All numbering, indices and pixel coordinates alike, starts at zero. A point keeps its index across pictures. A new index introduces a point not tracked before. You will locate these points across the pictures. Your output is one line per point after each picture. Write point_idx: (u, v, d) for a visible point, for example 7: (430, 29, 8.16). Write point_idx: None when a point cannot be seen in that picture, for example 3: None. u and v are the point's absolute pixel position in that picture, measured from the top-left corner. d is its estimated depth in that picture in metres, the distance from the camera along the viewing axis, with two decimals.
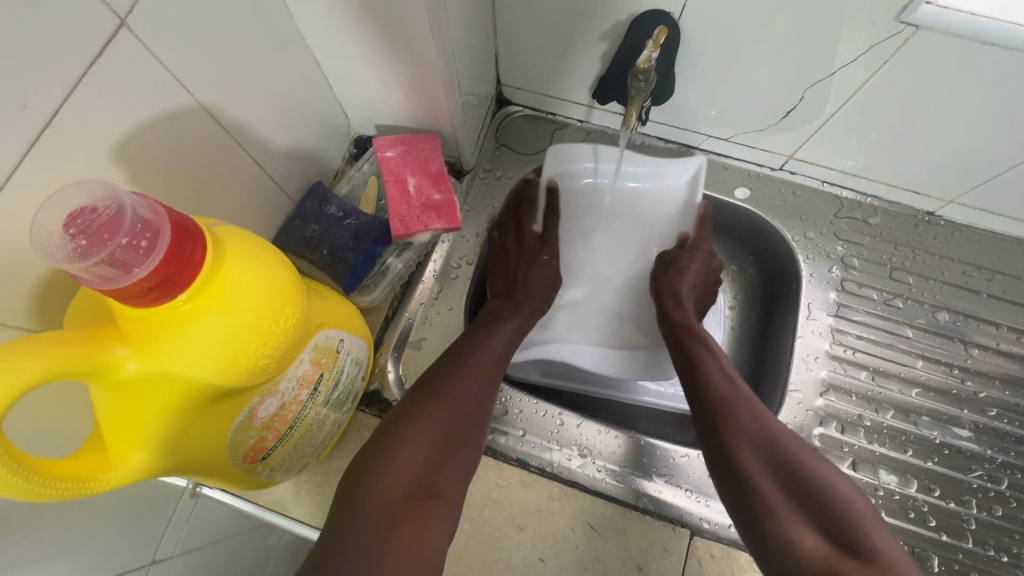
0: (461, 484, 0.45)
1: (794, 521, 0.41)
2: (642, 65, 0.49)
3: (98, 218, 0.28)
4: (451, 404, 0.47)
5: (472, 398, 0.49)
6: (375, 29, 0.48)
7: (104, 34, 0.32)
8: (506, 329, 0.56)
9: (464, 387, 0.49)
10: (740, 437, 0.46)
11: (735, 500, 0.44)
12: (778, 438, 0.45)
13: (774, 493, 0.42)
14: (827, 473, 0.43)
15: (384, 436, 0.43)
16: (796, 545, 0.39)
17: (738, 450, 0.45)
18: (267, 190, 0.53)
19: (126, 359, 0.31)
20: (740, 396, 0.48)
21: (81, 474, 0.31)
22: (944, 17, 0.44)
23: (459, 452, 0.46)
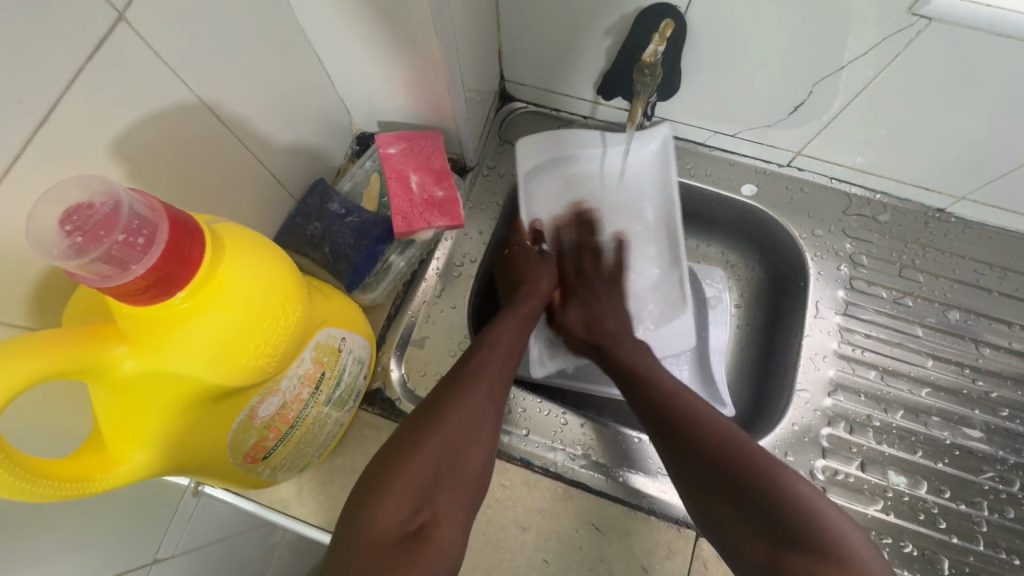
0: (470, 508, 0.44)
1: (744, 531, 0.42)
2: (648, 59, 0.50)
3: (94, 215, 0.27)
4: (452, 427, 0.45)
5: (475, 417, 0.47)
6: (377, 23, 0.47)
7: (101, 28, 0.32)
8: (506, 340, 0.54)
9: (464, 407, 0.47)
10: (684, 455, 0.47)
11: (696, 512, 0.46)
12: (715, 447, 0.45)
13: (721, 507, 0.44)
14: (770, 470, 0.43)
15: (384, 468, 0.42)
16: (749, 556, 0.41)
17: (683, 468, 0.47)
18: (268, 187, 0.53)
19: (126, 357, 0.30)
20: (675, 414, 0.49)
21: (81, 475, 0.31)
22: (959, 9, 0.43)
23: (462, 476, 0.44)
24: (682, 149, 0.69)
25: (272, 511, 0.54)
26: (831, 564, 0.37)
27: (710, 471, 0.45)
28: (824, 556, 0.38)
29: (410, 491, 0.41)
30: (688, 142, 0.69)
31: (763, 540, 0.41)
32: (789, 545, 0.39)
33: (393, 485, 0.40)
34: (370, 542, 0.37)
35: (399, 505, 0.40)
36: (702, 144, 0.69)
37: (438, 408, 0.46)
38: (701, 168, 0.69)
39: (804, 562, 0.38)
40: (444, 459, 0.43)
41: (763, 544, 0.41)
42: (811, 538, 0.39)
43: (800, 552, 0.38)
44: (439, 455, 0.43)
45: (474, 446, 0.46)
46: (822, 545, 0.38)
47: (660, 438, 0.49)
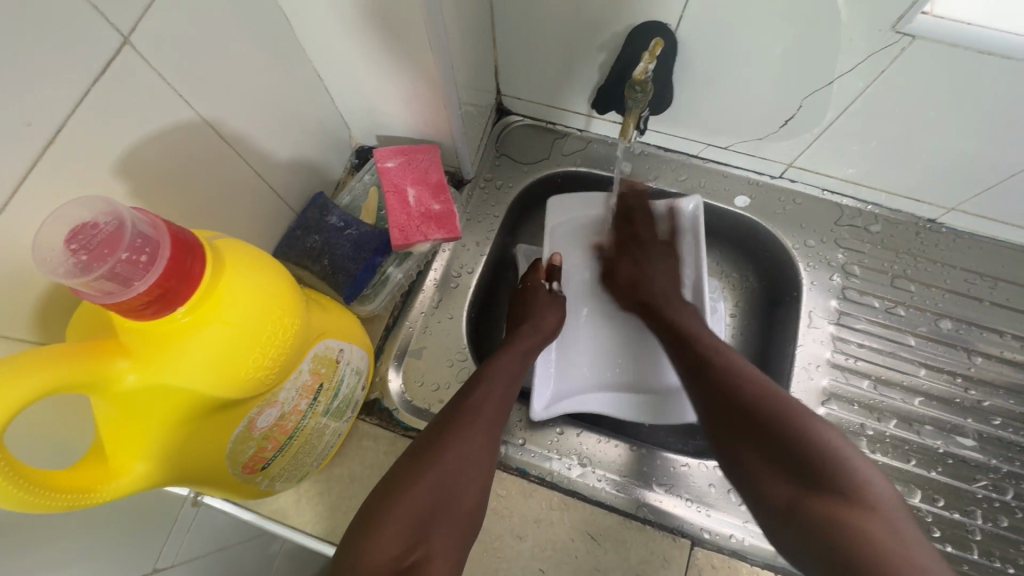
0: (464, 547, 0.43)
1: (769, 474, 0.43)
2: (639, 77, 0.51)
3: (98, 233, 0.28)
4: (448, 465, 0.45)
5: (471, 453, 0.47)
6: (376, 42, 0.49)
7: (108, 52, 0.33)
8: (505, 378, 0.54)
9: (460, 443, 0.47)
10: (717, 406, 0.48)
11: (725, 459, 0.47)
12: (751, 395, 0.46)
13: (749, 452, 0.44)
14: (811, 422, 0.43)
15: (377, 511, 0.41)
16: (772, 499, 0.42)
17: (717, 415, 0.48)
18: (269, 201, 0.54)
19: (126, 371, 0.31)
20: (718, 367, 0.50)
21: (81, 486, 0.32)
22: (940, 27, 0.44)
23: (458, 514, 0.44)
24: (676, 162, 0.71)
25: (270, 521, 0.54)
26: (856, 507, 0.37)
27: (745, 418, 0.46)
28: (847, 497, 0.38)
29: (405, 530, 0.40)
30: (682, 155, 0.70)
31: (788, 481, 0.41)
32: (814, 486, 0.40)
33: (386, 526, 0.40)
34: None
35: (393, 544, 0.39)
36: (695, 157, 0.70)
37: (429, 450, 0.46)
38: (695, 180, 0.70)
39: (827, 502, 0.38)
40: (440, 497, 0.43)
41: (786, 485, 0.41)
42: (836, 479, 0.39)
43: (824, 493, 0.39)
44: (434, 494, 0.43)
45: (471, 481, 0.46)
46: (847, 489, 0.38)
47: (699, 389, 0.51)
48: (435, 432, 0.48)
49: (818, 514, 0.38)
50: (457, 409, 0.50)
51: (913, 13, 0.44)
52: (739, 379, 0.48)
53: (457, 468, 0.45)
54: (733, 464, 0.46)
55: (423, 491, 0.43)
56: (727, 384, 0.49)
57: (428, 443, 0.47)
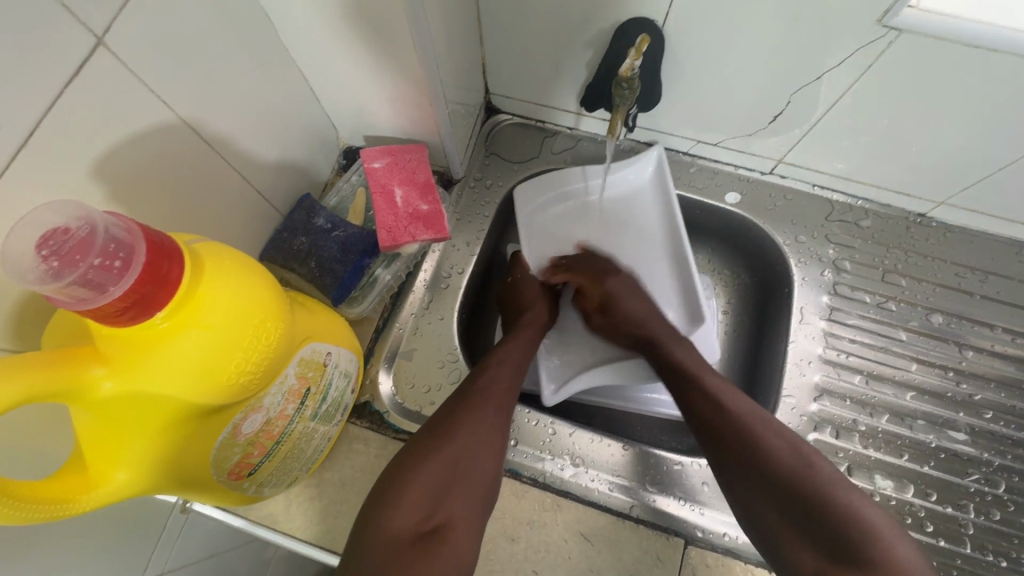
0: (483, 513, 0.45)
1: (797, 543, 0.42)
2: (625, 73, 0.51)
3: (70, 239, 0.27)
4: (461, 441, 0.46)
5: (487, 430, 0.47)
6: (359, 41, 0.48)
7: (82, 53, 0.33)
8: (512, 362, 0.55)
9: (474, 419, 0.47)
10: (739, 468, 0.47)
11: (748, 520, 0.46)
12: (770, 458, 0.45)
13: (774, 516, 0.44)
14: (841, 494, 0.43)
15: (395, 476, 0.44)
16: (798, 564, 0.42)
17: (733, 473, 0.47)
18: (254, 203, 0.53)
19: (103, 378, 0.30)
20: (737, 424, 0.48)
21: (58, 496, 0.31)
22: (928, 20, 0.44)
23: (476, 483, 0.45)
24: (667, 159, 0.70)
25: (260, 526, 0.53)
26: None
27: (765, 482, 0.45)
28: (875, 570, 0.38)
29: (422, 497, 0.42)
30: (673, 152, 0.70)
31: (813, 551, 0.41)
32: (845, 563, 0.39)
33: (405, 493, 0.42)
34: (385, 545, 0.40)
35: (411, 512, 0.41)
36: (686, 154, 0.70)
37: (446, 424, 0.47)
38: (685, 177, 0.70)
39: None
40: (455, 469, 0.44)
41: (811, 553, 0.41)
42: (864, 551, 0.39)
43: (852, 566, 0.39)
44: (449, 466, 0.45)
45: (486, 454, 0.47)
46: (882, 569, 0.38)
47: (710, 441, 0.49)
48: (451, 408, 0.49)
49: None
50: (471, 387, 0.50)
51: (900, 7, 0.44)
52: (758, 441, 0.47)
53: (470, 442, 0.46)
54: (751, 521, 0.46)
55: (438, 463, 0.44)
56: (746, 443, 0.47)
57: (446, 415, 0.48)
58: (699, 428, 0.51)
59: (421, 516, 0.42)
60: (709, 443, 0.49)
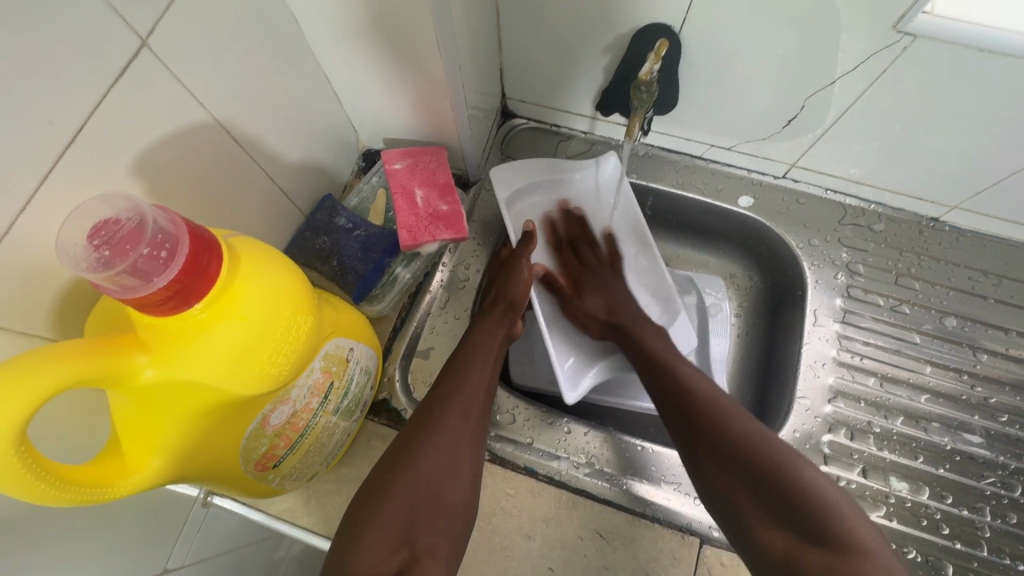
0: (453, 541, 0.45)
1: (762, 519, 0.42)
2: (644, 76, 0.52)
3: (120, 230, 0.29)
4: (427, 475, 0.45)
5: (448, 450, 0.47)
6: (384, 46, 0.49)
7: (126, 55, 0.34)
8: (481, 364, 0.54)
9: (436, 448, 0.47)
10: (705, 444, 0.47)
11: (712, 501, 0.46)
12: (739, 431, 0.46)
13: (738, 494, 0.44)
14: (804, 469, 0.43)
15: (358, 515, 0.42)
16: (767, 546, 0.41)
17: (697, 453, 0.47)
18: (278, 203, 0.54)
19: (146, 366, 0.32)
20: (704, 401, 0.49)
21: (100, 481, 0.32)
22: (943, 26, 0.45)
23: (441, 511, 0.45)
24: (680, 163, 0.71)
25: (280, 521, 0.54)
26: (852, 558, 0.37)
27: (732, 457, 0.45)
28: (844, 551, 0.38)
29: (387, 536, 0.41)
30: (686, 157, 0.71)
31: (783, 531, 0.41)
32: (811, 540, 0.39)
33: (370, 533, 0.41)
34: None
35: (383, 553, 0.40)
36: (699, 158, 0.71)
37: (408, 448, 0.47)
38: (698, 182, 0.70)
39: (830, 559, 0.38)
40: (419, 504, 0.44)
41: (780, 532, 0.41)
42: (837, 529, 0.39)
43: (820, 547, 0.39)
44: (412, 501, 0.44)
45: (453, 478, 0.47)
46: (842, 540, 0.38)
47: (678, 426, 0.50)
48: (412, 426, 0.49)
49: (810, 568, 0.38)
50: (431, 404, 0.50)
51: (915, 13, 0.44)
52: (724, 417, 0.47)
53: (430, 476, 0.45)
54: (720, 505, 0.45)
55: (400, 503, 0.43)
56: (711, 419, 0.48)
57: (398, 449, 0.47)
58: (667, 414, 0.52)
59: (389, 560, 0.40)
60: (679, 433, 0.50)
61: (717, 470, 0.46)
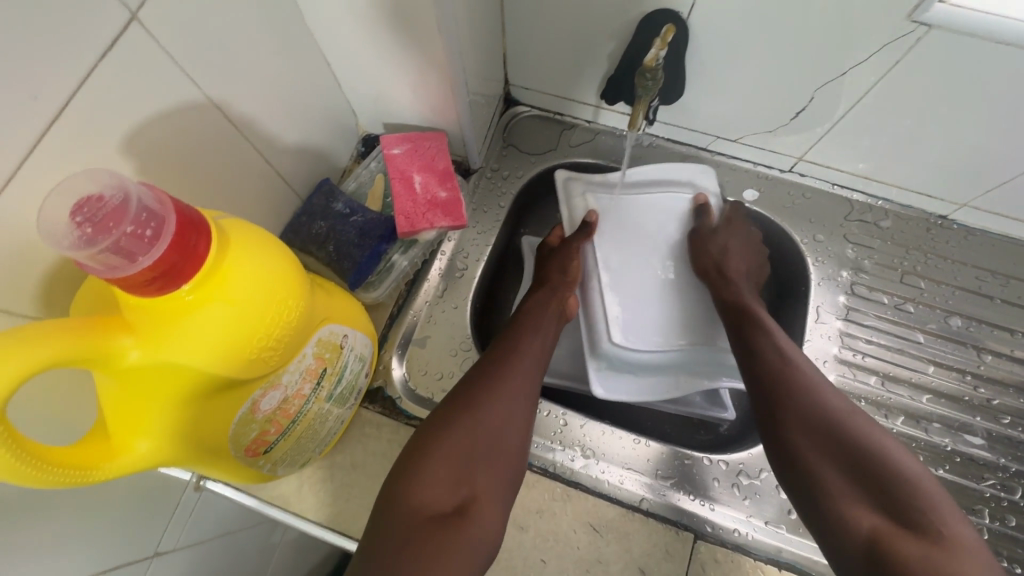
0: (509, 486, 0.46)
1: (851, 501, 0.41)
2: (649, 64, 0.51)
3: (104, 207, 0.28)
4: (485, 425, 0.46)
5: (512, 401, 0.48)
6: (384, 27, 0.48)
7: (115, 29, 0.33)
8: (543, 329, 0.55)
9: (499, 400, 0.47)
10: (793, 420, 0.46)
11: (792, 479, 0.45)
12: (834, 416, 0.45)
13: (826, 471, 0.43)
14: (898, 458, 0.42)
15: (418, 454, 0.43)
16: (852, 528, 0.40)
17: (788, 425, 0.46)
18: (275, 186, 0.54)
19: (130, 347, 0.31)
20: (799, 378, 0.49)
21: (83, 463, 0.32)
22: (958, 16, 0.43)
23: (500, 456, 0.46)
24: (685, 154, 0.70)
25: (272, 506, 0.54)
26: (946, 547, 0.36)
27: (826, 435, 0.44)
28: (940, 542, 0.37)
29: (447, 475, 0.43)
30: (692, 148, 0.70)
31: (874, 515, 0.40)
32: (908, 529, 0.38)
33: (428, 467, 0.42)
34: (414, 519, 0.40)
35: (437, 494, 0.41)
36: (704, 150, 0.69)
37: (476, 398, 0.47)
38: None
39: (919, 544, 0.37)
40: (477, 447, 0.45)
41: (869, 517, 0.40)
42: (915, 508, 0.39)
43: (915, 535, 0.37)
44: (469, 442, 0.44)
45: (512, 428, 0.47)
46: (935, 532, 0.37)
47: (767, 403, 0.49)
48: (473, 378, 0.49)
49: (903, 553, 0.37)
50: (497, 355, 0.51)
51: (931, 2, 0.43)
52: (821, 397, 0.47)
53: (496, 424, 0.46)
54: (805, 487, 0.44)
55: (459, 445, 0.44)
56: (805, 394, 0.47)
57: (461, 396, 0.47)
58: (758, 400, 0.50)
59: (445, 499, 0.41)
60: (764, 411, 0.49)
61: (806, 449, 0.45)
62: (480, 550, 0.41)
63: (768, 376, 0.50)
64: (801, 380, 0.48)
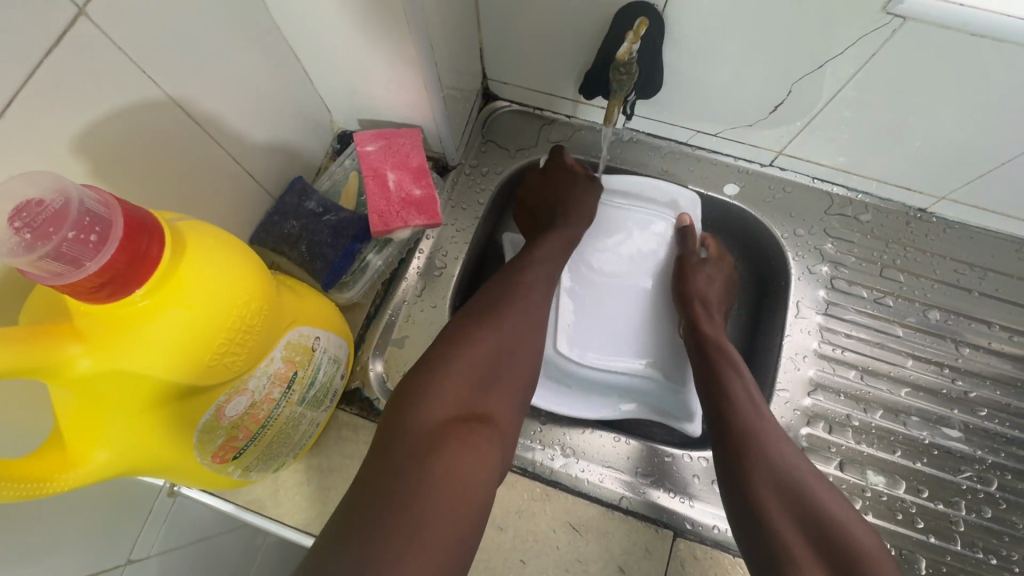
0: (520, 399, 0.49)
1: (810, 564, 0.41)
2: (622, 57, 0.51)
3: (44, 211, 0.27)
4: (500, 343, 0.49)
5: (526, 327, 0.52)
6: (351, 20, 0.47)
7: (60, 24, 0.32)
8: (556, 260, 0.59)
9: (513, 325, 0.51)
10: (757, 472, 0.47)
11: (746, 531, 0.45)
12: (797, 476, 0.46)
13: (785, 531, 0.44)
14: (853, 527, 0.43)
15: (436, 365, 0.46)
16: None
17: (752, 477, 0.47)
18: (244, 185, 0.52)
19: (79, 356, 0.30)
20: (767, 431, 0.49)
21: (36, 475, 0.31)
22: (934, 8, 0.43)
23: (513, 375, 0.49)
24: (665, 149, 0.69)
25: (249, 512, 0.54)
26: None
27: (790, 494, 0.45)
28: None
29: (465, 384, 0.45)
30: (672, 143, 0.69)
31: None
32: None
33: (447, 377, 0.45)
34: (435, 419, 0.42)
35: (453, 398, 0.44)
36: (684, 145, 0.69)
37: (491, 315, 0.51)
38: (682, 169, 0.69)
39: None
40: (499, 359, 0.49)
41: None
42: (861, 562, 0.41)
43: None
44: (490, 359, 0.48)
45: (526, 352, 0.51)
46: None
47: (731, 449, 0.49)
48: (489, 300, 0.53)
49: None
50: (512, 282, 0.55)
51: None
52: (788, 454, 0.48)
53: (519, 334, 0.51)
54: (760, 543, 0.44)
55: (473, 360, 0.47)
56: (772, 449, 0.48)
57: (487, 309, 0.52)
58: (721, 443, 0.50)
59: (466, 404, 0.45)
60: (726, 457, 0.49)
61: (768, 503, 0.45)
62: (497, 449, 0.44)
63: (735, 420, 0.50)
64: (768, 435, 0.49)
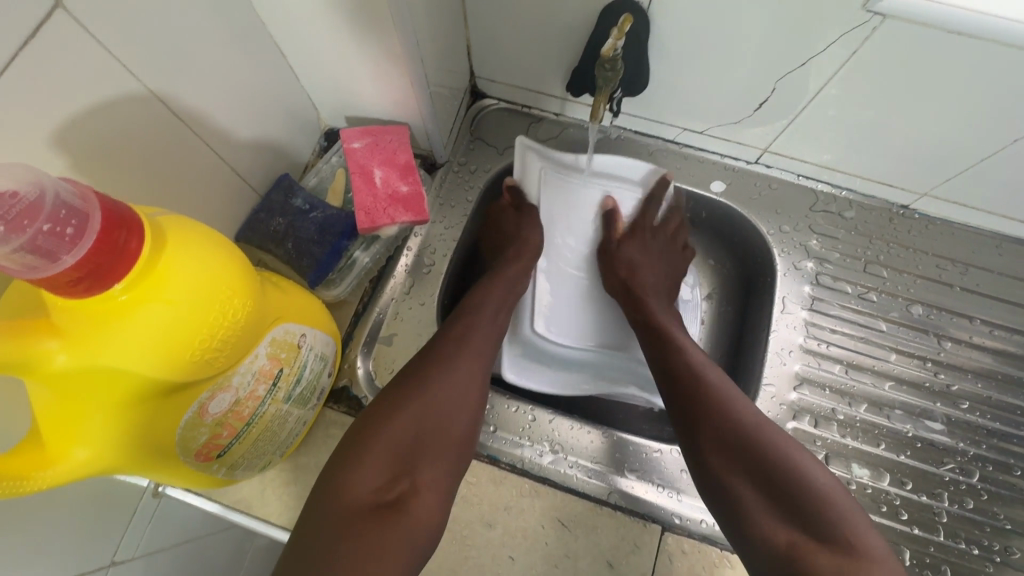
0: (452, 474, 0.47)
1: (768, 512, 0.42)
2: (608, 53, 0.51)
3: (18, 203, 0.26)
4: (426, 412, 0.47)
5: (458, 388, 0.49)
6: (336, 16, 0.47)
7: (37, 15, 0.31)
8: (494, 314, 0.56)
9: (442, 389, 0.49)
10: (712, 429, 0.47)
11: (711, 493, 0.46)
12: (750, 424, 0.46)
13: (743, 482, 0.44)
14: (808, 467, 0.44)
15: (354, 447, 0.44)
16: (770, 539, 0.41)
17: (707, 435, 0.47)
18: (229, 182, 0.52)
19: (57, 351, 0.29)
20: (717, 386, 0.50)
21: (13, 474, 0.30)
22: (913, 6, 0.44)
23: (442, 444, 0.47)
24: (652, 146, 0.70)
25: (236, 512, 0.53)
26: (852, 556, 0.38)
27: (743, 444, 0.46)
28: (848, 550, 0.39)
29: (384, 466, 0.43)
30: (658, 140, 0.69)
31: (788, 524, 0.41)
32: (814, 536, 0.40)
33: (365, 458, 0.43)
34: (346, 509, 0.40)
35: (370, 485, 0.42)
36: (671, 142, 0.69)
37: (417, 384, 0.48)
38: (669, 166, 0.69)
39: (827, 554, 0.39)
40: (422, 434, 0.46)
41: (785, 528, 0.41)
42: (816, 499, 0.42)
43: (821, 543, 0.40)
44: (413, 432, 0.46)
45: (459, 417, 0.49)
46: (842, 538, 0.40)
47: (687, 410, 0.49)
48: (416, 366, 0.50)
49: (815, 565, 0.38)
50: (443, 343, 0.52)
51: None
52: (740, 405, 0.48)
53: (449, 398, 0.49)
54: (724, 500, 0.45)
55: (393, 438, 0.45)
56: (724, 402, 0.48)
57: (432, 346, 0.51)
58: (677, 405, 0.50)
59: (384, 486, 0.43)
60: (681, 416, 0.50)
61: (727, 460, 0.46)
62: (418, 532, 0.42)
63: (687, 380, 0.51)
64: (716, 388, 0.49)
